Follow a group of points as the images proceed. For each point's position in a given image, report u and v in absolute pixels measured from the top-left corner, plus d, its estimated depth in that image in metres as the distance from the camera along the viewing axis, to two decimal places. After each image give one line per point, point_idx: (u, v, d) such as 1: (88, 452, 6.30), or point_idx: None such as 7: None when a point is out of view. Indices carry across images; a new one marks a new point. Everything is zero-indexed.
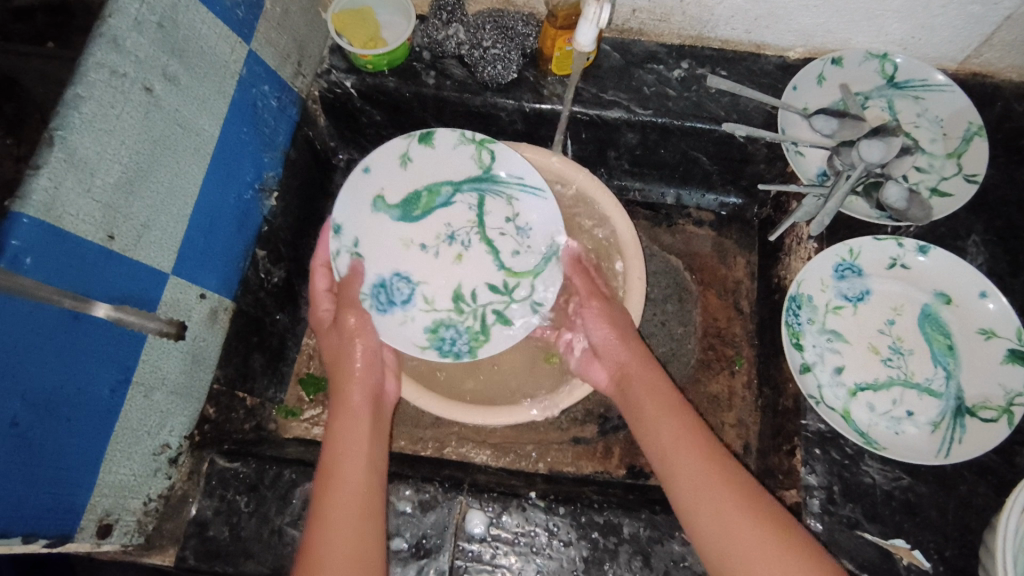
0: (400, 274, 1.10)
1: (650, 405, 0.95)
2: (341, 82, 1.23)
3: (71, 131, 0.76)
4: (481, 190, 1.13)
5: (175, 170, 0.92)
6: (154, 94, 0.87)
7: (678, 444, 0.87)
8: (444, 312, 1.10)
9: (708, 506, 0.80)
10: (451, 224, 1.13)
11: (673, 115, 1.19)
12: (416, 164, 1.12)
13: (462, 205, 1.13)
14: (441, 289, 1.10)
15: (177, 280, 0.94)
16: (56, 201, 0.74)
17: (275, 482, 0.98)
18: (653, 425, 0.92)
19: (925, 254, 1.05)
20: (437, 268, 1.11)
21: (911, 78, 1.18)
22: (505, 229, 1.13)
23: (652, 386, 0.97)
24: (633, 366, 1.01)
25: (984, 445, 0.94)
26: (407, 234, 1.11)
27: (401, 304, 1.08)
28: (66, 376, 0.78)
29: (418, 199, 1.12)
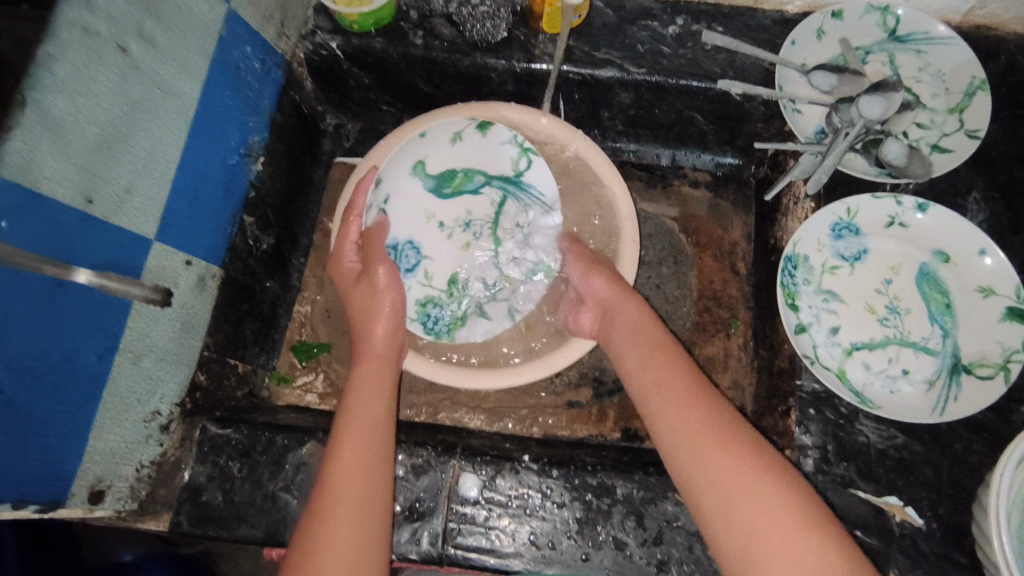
0: (412, 241, 1.12)
1: (637, 346, 0.93)
2: (326, 43, 1.19)
3: (43, 92, 0.73)
4: (508, 192, 1.14)
5: (155, 132, 0.90)
6: (130, 53, 0.84)
7: (666, 382, 0.86)
8: (437, 290, 1.13)
9: (692, 441, 0.80)
10: (472, 212, 1.14)
11: (668, 73, 1.16)
12: (465, 145, 1.14)
13: (485, 195, 1.15)
14: (442, 269, 1.13)
15: (162, 246, 0.93)
16: (31, 163, 0.73)
17: (268, 448, 0.97)
18: (642, 362, 0.91)
19: (924, 211, 1.03)
20: (445, 248, 1.13)
21: (914, 32, 1.14)
22: (513, 231, 1.14)
23: (641, 325, 0.96)
24: (622, 304, 0.99)
25: (979, 403, 0.93)
26: (432, 208, 1.13)
27: (407, 268, 1.11)
28: (50, 343, 0.77)
29: (451, 181, 1.14)
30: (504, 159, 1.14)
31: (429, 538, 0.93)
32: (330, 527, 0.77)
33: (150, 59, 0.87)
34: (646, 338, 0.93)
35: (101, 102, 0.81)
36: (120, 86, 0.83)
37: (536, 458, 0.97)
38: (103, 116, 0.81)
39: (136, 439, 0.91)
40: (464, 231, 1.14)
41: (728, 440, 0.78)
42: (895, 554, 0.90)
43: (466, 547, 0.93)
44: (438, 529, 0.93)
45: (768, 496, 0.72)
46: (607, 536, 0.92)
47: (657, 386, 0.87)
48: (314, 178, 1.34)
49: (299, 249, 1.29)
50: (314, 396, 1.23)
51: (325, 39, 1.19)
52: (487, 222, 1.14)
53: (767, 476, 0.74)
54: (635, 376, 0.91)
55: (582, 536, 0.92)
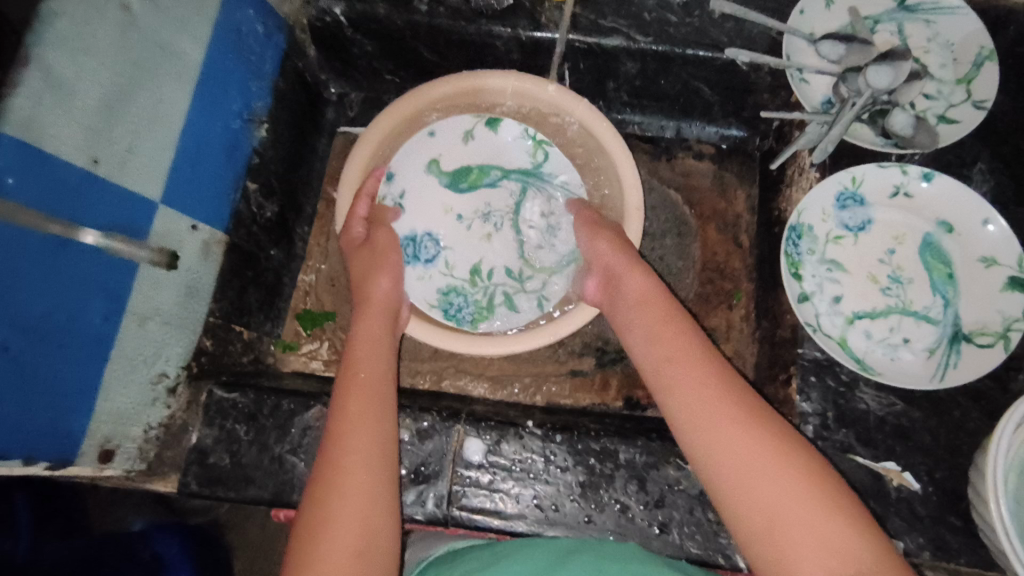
0: (431, 234, 1.14)
1: (647, 317, 0.91)
2: (330, 9, 1.17)
3: (45, 49, 0.72)
4: (527, 183, 1.16)
5: (157, 93, 0.89)
6: (131, 12, 0.83)
7: (675, 356, 0.84)
8: (459, 280, 1.14)
9: (702, 411, 0.77)
10: (491, 205, 1.16)
11: (674, 41, 1.15)
12: (476, 142, 1.17)
13: (503, 188, 1.16)
14: (464, 260, 1.14)
15: (167, 210, 0.93)
16: (34, 119, 0.72)
17: (274, 412, 0.98)
18: (652, 333, 0.88)
19: (928, 181, 1.03)
20: (465, 240, 1.15)
21: (923, 1, 1.13)
22: (536, 223, 1.15)
23: (648, 297, 0.93)
24: (631, 274, 0.97)
25: (979, 370, 0.94)
26: (452, 203, 1.15)
27: (426, 259, 1.13)
28: (57, 303, 0.77)
29: (469, 177, 1.16)
30: (518, 152, 1.17)
31: (434, 500, 0.94)
32: (342, 480, 0.75)
33: (151, 17, 0.86)
34: (657, 310, 0.90)
35: (102, 59, 0.80)
36: (122, 44, 0.82)
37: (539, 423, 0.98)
38: (104, 73, 0.80)
39: (144, 402, 0.92)
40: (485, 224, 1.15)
41: (737, 411, 0.75)
42: (891, 518, 0.91)
43: (471, 508, 0.94)
44: (443, 491, 0.95)
45: (773, 465, 0.70)
46: (610, 499, 0.93)
47: (669, 358, 0.84)
48: (318, 147, 1.33)
49: (303, 219, 1.29)
50: (319, 364, 1.23)
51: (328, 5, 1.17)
52: (507, 215, 1.16)
53: (776, 444, 0.71)
54: (646, 350, 0.88)
55: (585, 499, 0.94)
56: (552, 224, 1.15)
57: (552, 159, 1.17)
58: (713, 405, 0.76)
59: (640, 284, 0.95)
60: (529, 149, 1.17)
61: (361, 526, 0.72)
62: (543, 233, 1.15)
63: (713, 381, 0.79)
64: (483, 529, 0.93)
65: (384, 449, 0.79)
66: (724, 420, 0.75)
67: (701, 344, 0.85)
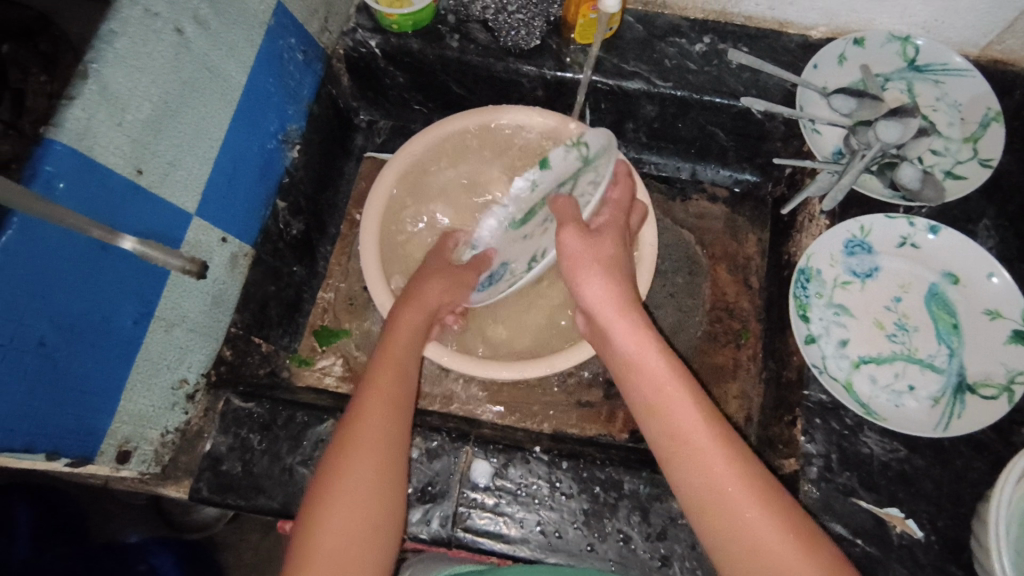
0: (505, 263, 1.13)
1: (645, 373, 0.80)
2: (366, 41, 1.24)
3: (105, 65, 0.77)
4: (580, 176, 1.09)
5: (200, 111, 0.93)
6: (185, 36, 0.88)
7: (674, 409, 0.75)
8: (520, 278, 1.08)
9: (706, 475, 0.71)
10: (552, 209, 1.10)
11: (693, 88, 1.20)
12: (541, 181, 1.13)
13: (556, 188, 1.11)
14: (525, 259, 1.09)
15: (200, 221, 0.97)
16: (88, 129, 0.76)
17: (288, 424, 1.00)
18: (650, 380, 0.78)
19: (935, 233, 1.06)
20: (526, 248, 1.11)
21: (934, 62, 1.18)
22: (579, 195, 1.07)
23: (637, 350, 0.81)
24: (617, 314, 0.84)
25: (981, 421, 0.95)
26: (521, 224, 1.14)
27: (496, 283, 1.12)
28: (93, 304, 0.80)
29: (534, 206, 1.14)
30: (570, 156, 1.11)
31: (439, 519, 0.95)
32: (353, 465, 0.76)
33: (201, 40, 0.91)
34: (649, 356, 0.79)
35: (154, 78, 0.84)
36: (173, 64, 0.87)
37: (547, 449, 1.00)
38: (154, 90, 0.85)
39: (163, 406, 0.94)
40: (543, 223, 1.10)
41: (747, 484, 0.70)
42: (893, 564, 0.91)
43: (475, 530, 0.95)
44: (449, 511, 0.96)
45: (768, 528, 0.67)
46: (613, 529, 0.94)
47: (670, 411, 0.75)
48: (344, 171, 1.38)
49: (326, 239, 1.33)
50: (333, 380, 1.25)
51: (365, 37, 1.24)
52: (560, 208, 1.10)
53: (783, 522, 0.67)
54: (642, 401, 0.79)
55: (588, 527, 0.95)
56: (597, 181, 1.05)
57: (586, 147, 1.09)
58: (724, 478, 0.70)
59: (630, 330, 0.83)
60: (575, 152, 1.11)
61: (361, 512, 0.73)
62: (587, 189, 1.06)
63: (717, 447, 0.72)
64: (486, 552, 0.94)
65: (391, 469, 0.78)
66: (728, 490, 0.70)
67: (698, 401, 0.76)
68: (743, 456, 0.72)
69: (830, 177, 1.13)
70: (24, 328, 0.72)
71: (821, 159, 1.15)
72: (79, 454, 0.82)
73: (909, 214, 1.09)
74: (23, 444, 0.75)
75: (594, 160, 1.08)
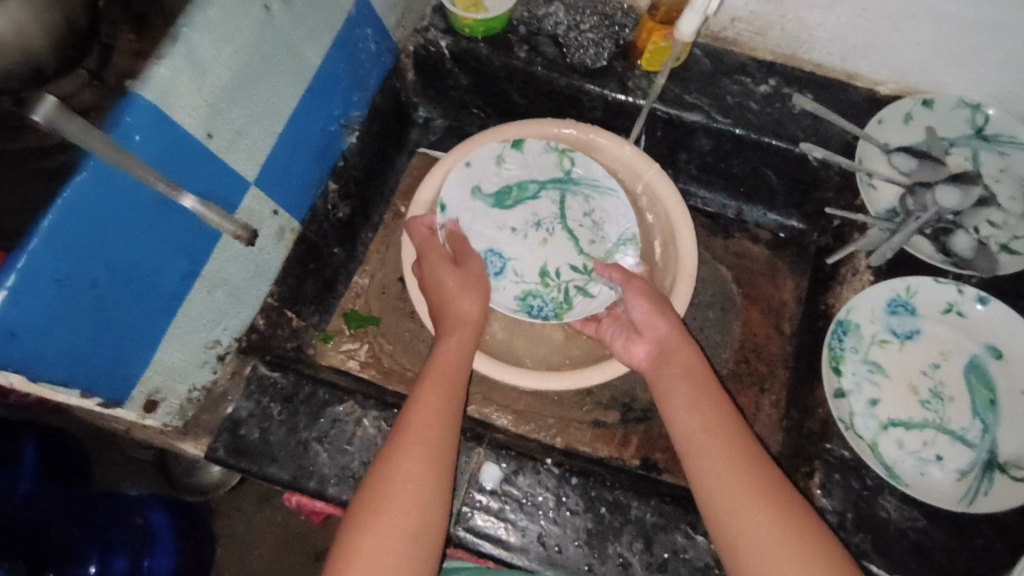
0: (493, 249, 1.14)
1: (690, 401, 0.91)
2: (436, 41, 1.27)
3: (194, 29, 0.80)
4: (565, 189, 1.18)
5: (275, 86, 0.97)
6: (271, 13, 0.92)
7: (715, 435, 0.86)
8: (531, 284, 1.15)
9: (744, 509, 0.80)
10: (542, 214, 1.17)
11: (752, 127, 1.20)
12: (507, 165, 1.18)
13: (535, 186, 1.18)
14: (530, 264, 1.15)
15: (256, 191, 1.00)
16: (171, 88, 0.80)
17: (309, 399, 1.02)
18: (686, 395, 0.92)
19: (983, 304, 1.04)
20: (527, 248, 1.15)
21: (1002, 133, 1.16)
22: (579, 224, 1.16)
23: (676, 341, 0.98)
24: (674, 344, 0.98)
25: (1008, 502, 0.93)
26: (501, 211, 1.17)
27: (496, 274, 1.13)
28: (146, 254, 0.83)
29: (507, 189, 1.18)
30: (560, 164, 1.18)
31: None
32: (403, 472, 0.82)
33: (286, 21, 0.95)
34: (692, 377, 0.94)
35: (237, 51, 0.88)
36: (256, 38, 0.90)
37: (559, 463, 1.00)
38: (236, 62, 0.88)
39: (194, 362, 0.97)
40: (541, 228, 1.17)
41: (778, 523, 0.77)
42: None
43: (476, 532, 0.95)
44: (452, 509, 0.96)
45: None
46: (613, 552, 0.93)
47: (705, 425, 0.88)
48: (395, 163, 1.41)
49: (369, 225, 1.35)
50: (355, 363, 1.27)
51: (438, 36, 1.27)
52: (555, 219, 1.17)
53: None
54: (677, 414, 0.91)
55: (589, 547, 0.94)
56: (597, 217, 1.17)
57: (589, 174, 1.18)
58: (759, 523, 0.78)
59: (688, 355, 0.96)
60: (570, 169, 1.18)
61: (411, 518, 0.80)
62: (591, 225, 1.16)
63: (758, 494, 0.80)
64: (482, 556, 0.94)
65: (442, 466, 0.84)
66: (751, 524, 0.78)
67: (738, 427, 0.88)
68: (782, 497, 0.80)
69: (880, 234, 1.12)
70: (82, 266, 0.75)
71: (873, 215, 1.14)
72: (112, 397, 0.85)
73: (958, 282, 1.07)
74: (63, 377, 0.78)
75: (607, 200, 1.17)
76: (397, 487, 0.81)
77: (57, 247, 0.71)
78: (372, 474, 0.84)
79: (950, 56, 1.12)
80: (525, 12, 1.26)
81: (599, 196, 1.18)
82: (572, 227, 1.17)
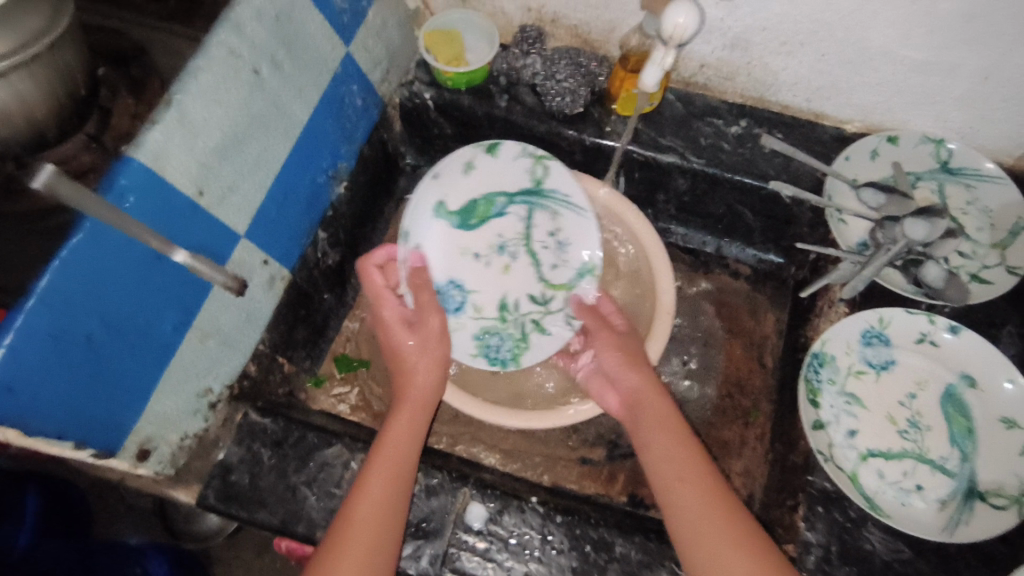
0: (454, 281, 1.18)
1: (669, 457, 0.93)
2: (421, 93, 1.33)
3: (186, 96, 0.86)
4: (531, 204, 1.20)
5: (264, 144, 1.02)
6: (260, 76, 0.97)
7: (688, 488, 0.89)
8: (489, 319, 1.18)
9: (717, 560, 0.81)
10: (506, 234, 1.20)
11: (725, 167, 1.25)
12: (477, 173, 1.21)
13: (502, 203, 1.21)
14: (490, 298, 1.18)
15: (246, 242, 1.04)
16: (165, 151, 0.85)
17: (298, 442, 1.05)
18: (661, 450, 0.95)
19: (955, 333, 1.06)
20: (488, 278, 1.19)
21: (966, 166, 1.20)
22: (542, 245, 1.20)
23: (644, 393, 1.03)
24: (648, 403, 1.02)
25: (990, 530, 0.93)
26: (466, 231, 1.19)
27: (456, 308, 1.17)
28: (139, 307, 0.87)
29: (473, 205, 1.20)
30: (529, 178, 1.21)
31: (427, 556, 0.96)
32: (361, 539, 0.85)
33: (273, 82, 1.00)
34: (665, 432, 0.97)
35: (227, 113, 0.93)
36: (245, 100, 0.96)
37: (544, 502, 1.01)
38: (226, 124, 0.94)
39: (186, 411, 0.99)
40: (503, 251, 1.20)
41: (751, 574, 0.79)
42: None
43: (464, 573, 0.96)
44: (438, 551, 0.97)
45: None
46: None
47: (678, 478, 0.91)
48: (384, 210, 1.46)
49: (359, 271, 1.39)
50: (346, 407, 1.29)
51: (421, 89, 1.33)
52: (518, 241, 1.20)
53: None
54: (655, 472, 0.94)
55: None
56: (562, 237, 1.20)
57: (558, 188, 1.20)
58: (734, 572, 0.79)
59: (661, 407, 1.01)
60: (540, 182, 1.20)
61: None
62: (553, 250, 1.20)
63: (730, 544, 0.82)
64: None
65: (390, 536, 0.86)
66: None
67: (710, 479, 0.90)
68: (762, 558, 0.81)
69: (851, 266, 1.16)
70: (77, 322, 0.78)
71: (845, 249, 1.18)
72: (105, 449, 0.87)
73: (930, 312, 1.09)
74: (58, 431, 0.80)
75: (574, 218, 1.20)
76: (354, 546, 0.84)
77: (54, 304, 0.75)
78: (332, 536, 0.86)
79: (910, 96, 1.17)
80: (504, 64, 1.32)
81: (566, 214, 1.20)
82: (535, 248, 1.20)
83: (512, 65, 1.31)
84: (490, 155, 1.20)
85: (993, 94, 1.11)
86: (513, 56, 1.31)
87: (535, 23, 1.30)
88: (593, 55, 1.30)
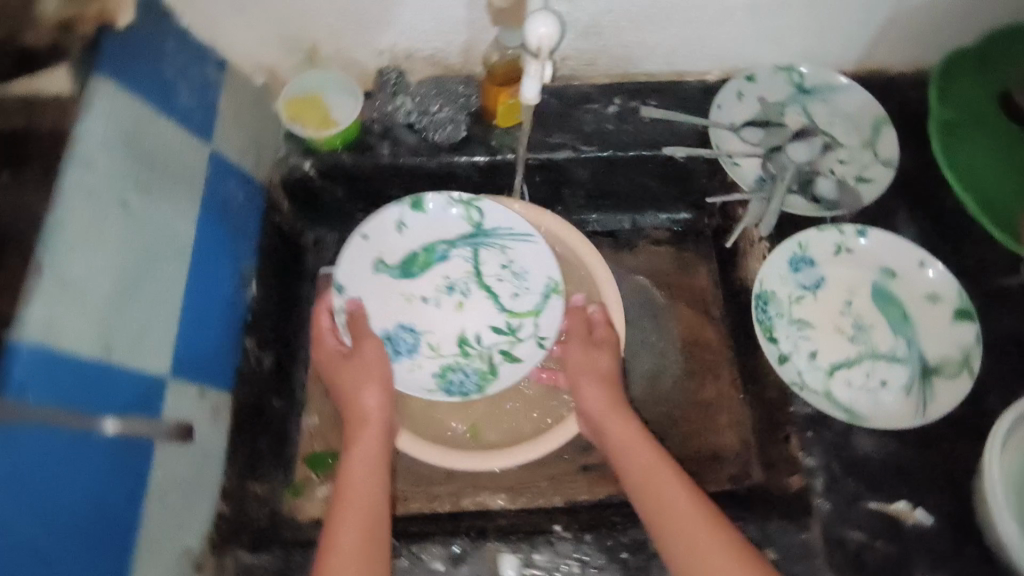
0: (403, 325, 1.20)
1: (651, 470, 0.96)
2: (300, 165, 1.27)
3: (56, 256, 0.77)
4: (477, 245, 1.22)
5: (159, 272, 0.93)
6: (130, 206, 0.89)
7: (665, 492, 0.92)
8: (450, 357, 1.19)
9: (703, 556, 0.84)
10: (456, 274, 1.23)
11: (617, 147, 1.28)
12: (410, 230, 1.22)
13: (444, 249, 1.23)
14: (446, 337, 1.20)
15: (175, 382, 0.95)
16: (53, 322, 0.76)
17: (301, 567, 0.98)
18: (640, 463, 0.97)
19: (865, 236, 1.15)
20: (441, 318, 1.21)
21: (817, 84, 1.30)
22: (494, 277, 1.22)
23: (603, 412, 1.06)
24: (608, 415, 1.05)
25: (953, 400, 1.03)
26: (409, 278, 1.22)
27: (410, 355, 1.18)
28: (82, 498, 0.77)
29: (414, 255, 1.22)
30: (464, 224, 1.22)
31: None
32: None
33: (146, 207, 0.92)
34: (640, 446, 1.00)
35: (109, 257, 0.85)
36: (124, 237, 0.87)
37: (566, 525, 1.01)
38: (113, 268, 0.85)
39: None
40: (458, 288, 1.22)
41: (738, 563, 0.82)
42: (915, 555, 0.96)
43: None
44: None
45: None
46: None
47: (661, 495, 0.92)
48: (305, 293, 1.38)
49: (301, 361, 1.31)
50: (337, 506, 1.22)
51: (300, 161, 1.27)
52: (470, 278, 1.22)
53: None
54: (637, 482, 0.96)
55: None
56: (517, 265, 1.21)
57: (490, 226, 1.22)
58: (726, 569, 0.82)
59: (621, 427, 1.03)
60: (483, 224, 1.21)
61: None
62: (509, 281, 1.21)
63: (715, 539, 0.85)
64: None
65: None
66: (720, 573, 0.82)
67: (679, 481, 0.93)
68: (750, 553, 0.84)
69: (760, 204, 1.23)
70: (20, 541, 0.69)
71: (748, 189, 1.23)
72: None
73: (837, 224, 1.18)
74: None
75: (506, 241, 1.21)
76: None
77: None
78: None
79: (754, 35, 1.25)
80: (375, 112, 1.28)
81: (514, 245, 1.21)
82: (494, 280, 1.22)
83: (384, 111, 1.28)
84: (419, 210, 1.21)
85: (821, 14, 1.21)
86: (382, 101, 1.28)
87: (392, 64, 1.27)
88: (458, 79, 1.30)
